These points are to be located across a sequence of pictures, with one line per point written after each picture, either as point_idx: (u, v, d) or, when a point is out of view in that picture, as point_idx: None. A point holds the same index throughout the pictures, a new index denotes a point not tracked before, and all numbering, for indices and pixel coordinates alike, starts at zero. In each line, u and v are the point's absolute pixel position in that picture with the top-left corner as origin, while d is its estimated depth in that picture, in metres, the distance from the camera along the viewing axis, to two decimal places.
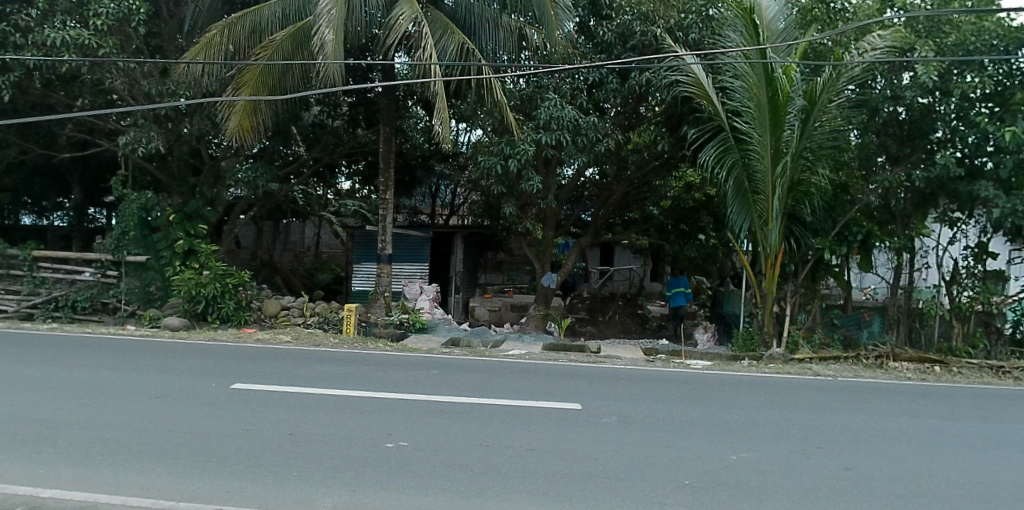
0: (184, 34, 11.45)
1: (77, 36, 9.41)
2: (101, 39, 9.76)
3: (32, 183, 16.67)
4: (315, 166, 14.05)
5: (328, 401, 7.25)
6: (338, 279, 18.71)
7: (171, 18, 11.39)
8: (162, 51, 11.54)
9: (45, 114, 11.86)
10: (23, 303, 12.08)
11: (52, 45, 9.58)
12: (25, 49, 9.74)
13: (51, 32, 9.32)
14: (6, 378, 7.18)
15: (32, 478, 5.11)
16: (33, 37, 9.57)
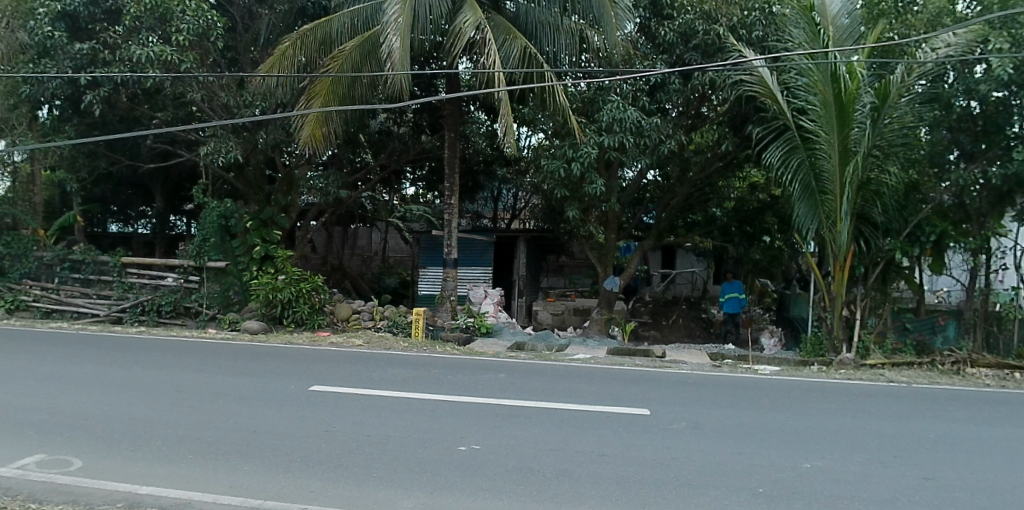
0: (258, 47, 11.84)
1: (162, 53, 9.85)
2: (183, 54, 10.17)
3: (120, 194, 17.57)
4: (381, 173, 14.35)
5: (402, 404, 7.37)
6: (404, 283, 19.11)
7: (246, 32, 11.76)
8: (237, 63, 11.92)
9: (130, 128, 12.48)
10: (113, 307, 12.83)
11: (138, 61, 10.06)
12: (115, 65, 10.29)
13: (138, 49, 9.79)
14: (107, 378, 7.60)
15: (129, 475, 5.42)
16: (122, 53, 10.07)
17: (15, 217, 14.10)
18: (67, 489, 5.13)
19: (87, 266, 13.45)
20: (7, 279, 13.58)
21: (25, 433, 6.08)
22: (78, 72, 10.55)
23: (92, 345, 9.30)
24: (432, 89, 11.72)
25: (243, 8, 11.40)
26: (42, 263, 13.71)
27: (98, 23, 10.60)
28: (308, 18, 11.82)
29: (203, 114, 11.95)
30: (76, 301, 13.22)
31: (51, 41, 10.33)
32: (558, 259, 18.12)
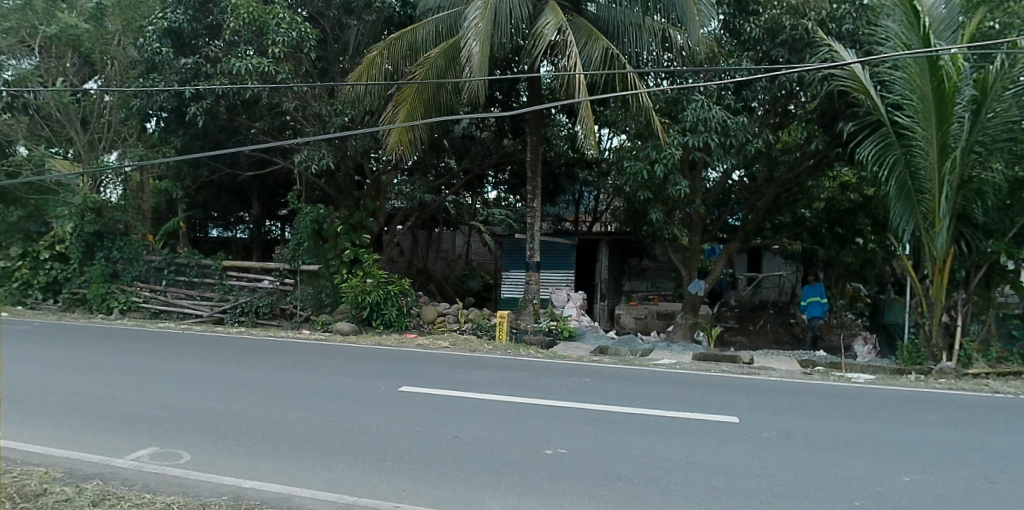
0: (347, 57, 12.14)
1: (259, 65, 10.30)
2: (278, 66, 10.61)
3: (220, 200, 18.30)
4: (465, 177, 14.55)
5: (490, 406, 7.41)
6: (488, 286, 19.30)
7: (336, 43, 12.14)
8: (328, 73, 12.19)
9: (229, 138, 13.14)
10: (215, 308, 13.54)
11: (237, 73, 10.54)
12: (216, 78, 10.84)
13: (237, 62, 10.27)
14: (216, 376, 7.98)
15: (233, 469, 5.65)
16: (223, 67, 10.59)
17: (127, 223, 15.15)
18: (178, 481, 5.40)
19: (191, 269, 14.22)
20: (120, 281, 14.68)
21: (139, 426, 6.45)
22: (183, 86, 11.17)
23: (193, 344, 9.83)
24: (514, 94, 11.83)
25: (334, 19, 11.79)
26: (151, 266, 14.61)
27: (200, 38, 11.26)
28: (395, 27, 12.09)
29: (296, 123, 12.43)
30: (181, 303, 14.02)
31: (159, 57, 10.97)
32: (641, 262, 17.73)
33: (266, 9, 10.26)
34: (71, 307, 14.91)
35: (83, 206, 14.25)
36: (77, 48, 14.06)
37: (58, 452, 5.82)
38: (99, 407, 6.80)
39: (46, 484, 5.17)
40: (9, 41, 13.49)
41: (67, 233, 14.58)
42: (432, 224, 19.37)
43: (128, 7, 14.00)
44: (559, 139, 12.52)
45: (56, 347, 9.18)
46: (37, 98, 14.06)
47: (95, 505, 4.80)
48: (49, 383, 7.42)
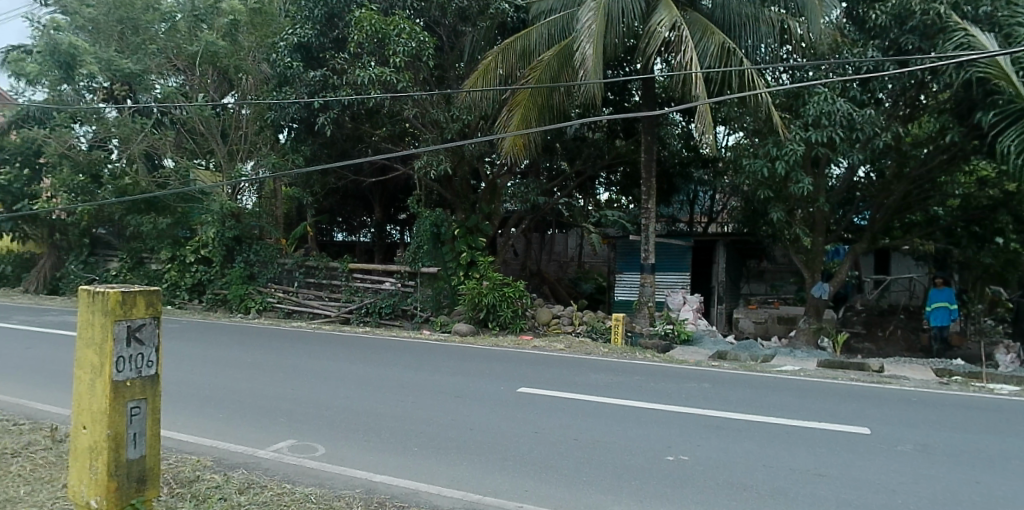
0: (463, 63, 12.42)
1: (381, 74, 10.71)
2: (399, 75, 10.98)
3: (346, 205, 19.31)
4: (578, 179, 14.53)
5: (606, 409, 7.32)
6: (600, 288, 19.08)
7: (452, 50, 12.41)
8: (444, 81, 12.65)
9: (352, 145, 13.82)
10: (342, 309, 14.16)
11: (362, 83, 11.02)
12: (342, 89, 11.37)
13: (361, 73, 10.73)
14: (349, 374, 8.30)
15: (364, 463, 5.86)
16: (349, 78, 11.10)
17: (262, 228, 16.20)
18: (314, 472, 5.64)
19: (320, 272, 14.86)
20: (257, 283, 15.51)
21: (277, 420, 6.79)
22: (312, 97, 11.84)
23: (321, 343, 10.31)
24: (626, 93, 11.76)
25: (449, 27, 12.07)
26: (283, 268, 15.40)
27: (327, 51, 11.79)
28: (508, 32, 12.24)
29: (414, 130, 12.85)
30: (312, 303, 14.73)
31: (291, 71, 11.74)
32: (760, 264, 16.69)
33: (388, 21, 10.61)
34: (213, 307, 15.84)
35: (222, 211, 15.27)
36: (217, 65, 15.11)
37: (208, 441, 6.23)
38: (241, 401, 7.23)
39: (198, 471, 5.55)
40: (159, 62, 15.03)
41: (210, 238, 15.60)
42: (545, 226, 19.39)
43: (259, 22, 14.93)
44: (673, 138, 12.40)
45: (201, 344, 9.89)
46: (183, 113, 15.50)
47: (241, 492, 5.09)
48: (198, 379, 7.96)
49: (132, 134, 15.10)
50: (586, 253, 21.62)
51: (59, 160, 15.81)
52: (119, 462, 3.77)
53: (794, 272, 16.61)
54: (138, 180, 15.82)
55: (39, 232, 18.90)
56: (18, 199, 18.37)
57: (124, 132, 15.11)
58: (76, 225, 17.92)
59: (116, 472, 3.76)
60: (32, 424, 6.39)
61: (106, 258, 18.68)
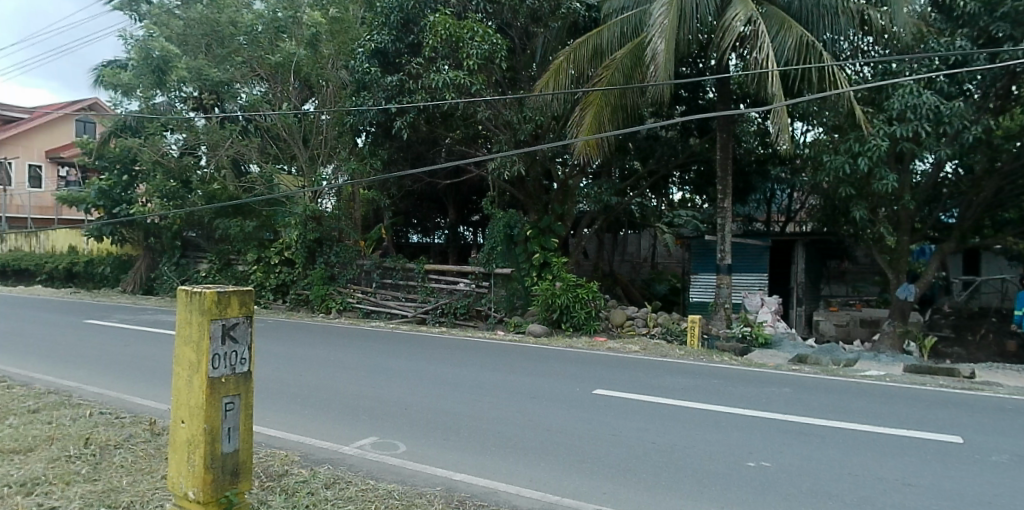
0: (535, 64, 12.46)
1: (456, 77, 10.87)
2: (473, 78, 11.11)
3: (420, 207, 19.63)
4: (651, 179, 14.36)
5: (685, 413, 7.20)
6: (674, 290, 18.81)
7: (524, 51, 12.51)
8: (517, 83, 12.75)
9: (426, 149, 14.24)
10: (418, 310, 14.32)
11: (437, 87, 11.20)
12: (418, 93, 11.59)
13: (436, 77, 10.90)
14: (429, 374, 8.41)
15: (444, 461, 5.94)
16: (425, 83, 11.30)
17: (342, 230, 16.29)
18: (396, 470, 5.74)
19: (397, 272, 15.16)
20: (337, 284, 15.93)
21: (358, 417, 6.97)
22: (389, 102, 12.08)
23: (401, 342, 10.54)
24: (700, 91, 11.67)
25: (521, 29, 12.16)
26: (363, 269, 15.76)
27: (403, 56, 12.04)
28: (580, 32, 12.22)
29: (486, 132, 12.94)
30: (389, 303, 14.94)
31: (369, 77, 12.05)
32: (840, 265, 16.26)
33: (461, 24, 10.76)
34: (296, 307, 16.46)
35: (304, 214, 15.63)
36: (299, 73, 15.42)
37: (295, 437, 6.43)
38: (325, 398, 7.43)
39: (286, 466, 5.73)
40: (244, 72, 15.70)
41: (293, 240, 16.18)
42: (616, 227, 19.28)
43: (339, 30, 14.90)
44: (749, 135, 12.14)
45: (287, 342, 10.24)
46: (267, 120, 15.86)
47: (327, 488, 5.23)
48: (285, 376, 8.25)
49: (219, 140, 15.85)
50: (659, 255, 21.55)
51: (154, 167, 17.00)
52: (215, 455, 3.92)
53: (877, 273, 15.97)
54: (226, 186, 16.89)
55: (136, 234, 20.22)
56: (116, 202, 19.46)
57: (213, 139, 15.91)
58: (169, 228, 18.88)
59: (212, 465, 3.91)
60: (132, 417, 6.74)
61: (196, 259, 19.54)
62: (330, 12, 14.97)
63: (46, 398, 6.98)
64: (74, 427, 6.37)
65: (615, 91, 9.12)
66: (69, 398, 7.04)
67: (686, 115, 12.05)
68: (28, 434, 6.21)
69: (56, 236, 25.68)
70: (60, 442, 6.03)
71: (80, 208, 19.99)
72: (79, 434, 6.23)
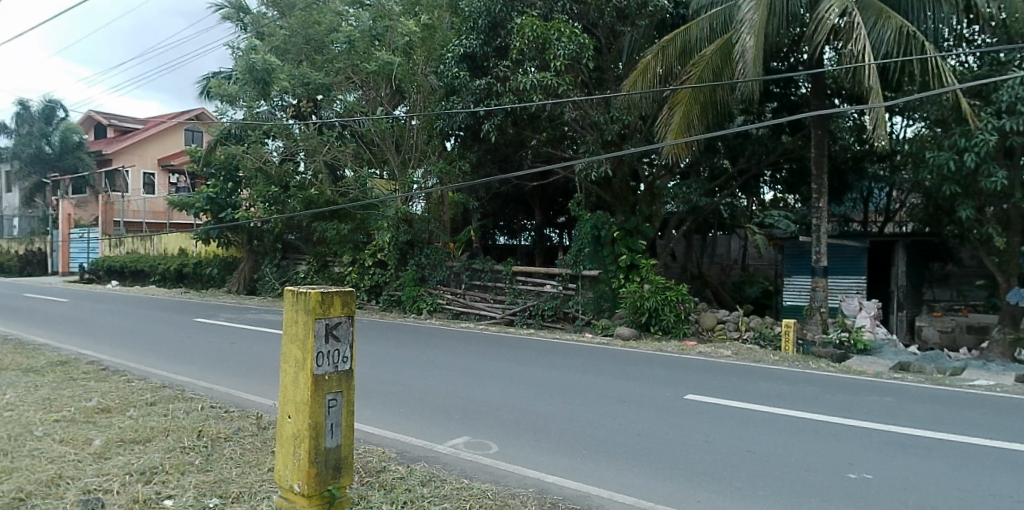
0: (622, 62, 12.42)
1: (543, 79, 10.93)
2: (560, 78, 11.16)
3: (506, 209, 19.62)
4: (741, 178, 14.25)
5: (780, 421, 6.97)
6: (767, 293, 18.24)
7: (610, 50, 12.52)
8: (603, 82, 12.66)
9: (514, 152, 14.44)
10: (506, 311, 14.56)
11: (524, 90, 11.30)
12: (506, 96, 11.72)
13: (524, 79, 11.04)
14: (519, 376, 8.49)
15: (535, 463, 5.98)
16: (512, 85, 11.43)
17: (432, 232, 16.65)
18: (489, 470, 5.81)
19: (485, 274, 15.35)
20: (428, 285, 16.23)
21: (451, 417, 7.10)
22: (478, 105, 12.28)
23: (489, 343, 10.69)
24: (792, 85, 11.75)
25: (607, 28, 12.14)
26: (452, 271, 16.02)
27: (490, 60, 12.15)
28: (668, 28, 12.12)
29: (572, 132, 13.00)
30: (478, 305, 15.17)
31: (458, 81, 12.15)
32: (944, 267, 15.46)
33: (548, 25, 10.86)
34: (388, 308, 16.86)
35: (396, 216, 15.97)
36: (392, 80, 15.92)
37: (391, 434, 6.61)
38: (419, 398, 7.62)
39: (384, 462, 5.89)
40: (341, 79, 16.27)
41: (386, 242, 16.71)
42: (706, 228, 19.09)
43: (427, 37, 15.16)
44: (844, 131, 12.29)
45: (388, 342, 10.56)
46: (361, 125, 16.46)
47: (424, 485, 5.34)
48: (383, 376, 8.47)
49: (317, 146, 16.46)
50: (750, 255, 20.61)
51: (256, 175, 17.79)
52: (319, 450, 4.07)
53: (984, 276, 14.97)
54: (324, 190, 17.32)
55: (240, 238, 21.12)
56: (222, 207, 20.82)
57: (311, 145, 16.50)
58: (270, 232, 19.86)
59: (316, 459, 4.06)
60: (240, 411, 7.06)
61: (295, 262, 20.35)
62: (422, 19, 15.12)
63: (163, 392, 7.43)
64: (188, 420, 6.73)
65: (704, 89, 8.99)
66: (182, 392, 7.46)
67: (778, 112, 11.86)
68: (146, 425, 6.61)
69: (167, 240, 27.57)
70: (176, 434, 6.40)
71: (190, 212, 21.27)
72: (192, 426, 6.59)
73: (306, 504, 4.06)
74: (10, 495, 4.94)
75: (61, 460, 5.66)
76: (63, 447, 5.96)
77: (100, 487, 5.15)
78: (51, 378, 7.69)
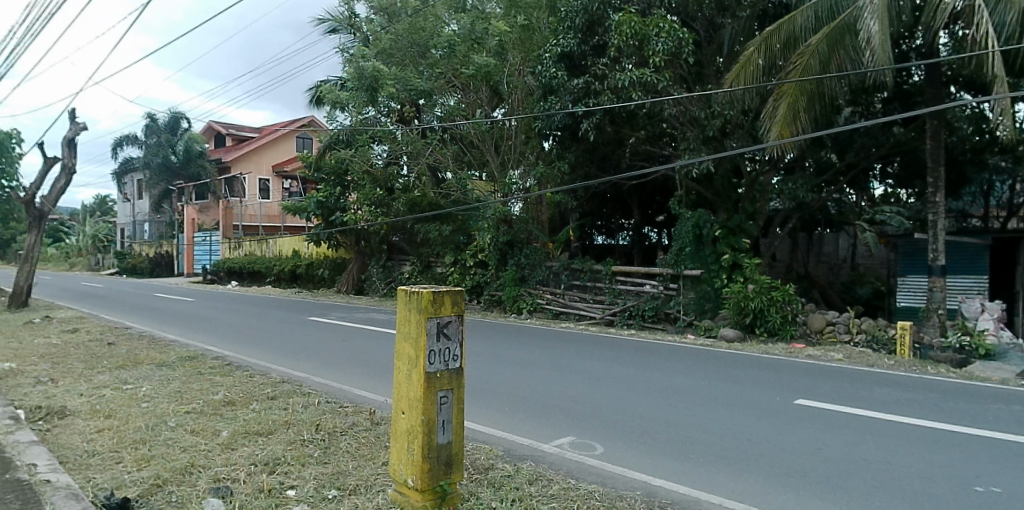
0: (723, 56, 12.49)
1: (641, 75, 10.95)
2: (659, 75, 11.12)
3: (605, 209, 19.42)
4: (849, 173, 13.95)
5: (898, 430, 6.67)
6: (879, 294, 17.92)
7: (710, 43, 12.46)
8: (702, 77, 12.77)
9: (611, 150, 14.41)
10: (606, 311, 14.51)
11: (623, 87, 11.34)
12: (604, 94, 11.73)
13: (622, 76, 11.07)
14: (623, 378, 8.51)
15: (642, 466, 5.92)
16: (610, 83, 11.48)
17: (531, 232, 17.02)
18: (595, 471, 5.81)
19: (585, 274, 15.36)
20: (528, 285, 16.40)
21: (557, 417, 7.17)
22: (576, 104, 12.19)
23: (588, 344, 10.77)
24: (904, 74, 11.51)
25: (707, 22, 12.09)
26: (551, 271, 16.11)
27: (588, 58, 12.11)
28: (769, 19, 11.90)
29: (672, 129, 12.96)
30: (578, 305, 15.21)
31: (556, 81, 12.19)
32: None
33: (647, 22, 10.83)
34: (490, 307, 17.17)
35: (496, 217, 16.38)
36: (491, 82, 16.25)
37: (498, 433, 6.74)
38: (524, 397, 7.77)
39: (491, 460, 5.98)
40: (441, 83, 16.80)
41: (486, 243, 16.99)
42: (813, 225, 18.84)
43: (525, 38, 15.40)
44: (963, 122, 12.01)
45: (496, 342, 10.82)
46: (461, 128, 16.94)
47: (531, 484, 5.41)
48: (490, 377, 8.68)
49: (421, 150, 16.98)
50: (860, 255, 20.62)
51: (364, 178, 18.75)
52: (431, 446, 4.19)
53: None
54: (426, 192, 17.60)
55: (348, 240, 22.04)
56: (332, 211, 21.68)
57: (415, 149, 16.95)
58: (376, 234, 20.66)
59: (429, 455, 4.19)
60: (354, 407, 7.37)
61: (400, 262, 21.38)
62: (518, 20, 15.34)
63: (282, 387, 7.85)
64: (306, 413, 7.07)
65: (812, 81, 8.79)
66: (300, 387, 7.87)
67: (889, 103, 11.79)
68: (268, 418, 6.95)
69: (281, 242, 28.77)
70: (296, 427, 6.70)
71: (302, 216, 22.40)
72: (310, 420, 6.89)
73: (420, 498, 4.20)
74: (149, 481, 5.22)
75: (193, 449, 6.00)
76: (194, 437, 6.34)
77: (228, 476, 5.39)
78: (182, 372, 8.29)
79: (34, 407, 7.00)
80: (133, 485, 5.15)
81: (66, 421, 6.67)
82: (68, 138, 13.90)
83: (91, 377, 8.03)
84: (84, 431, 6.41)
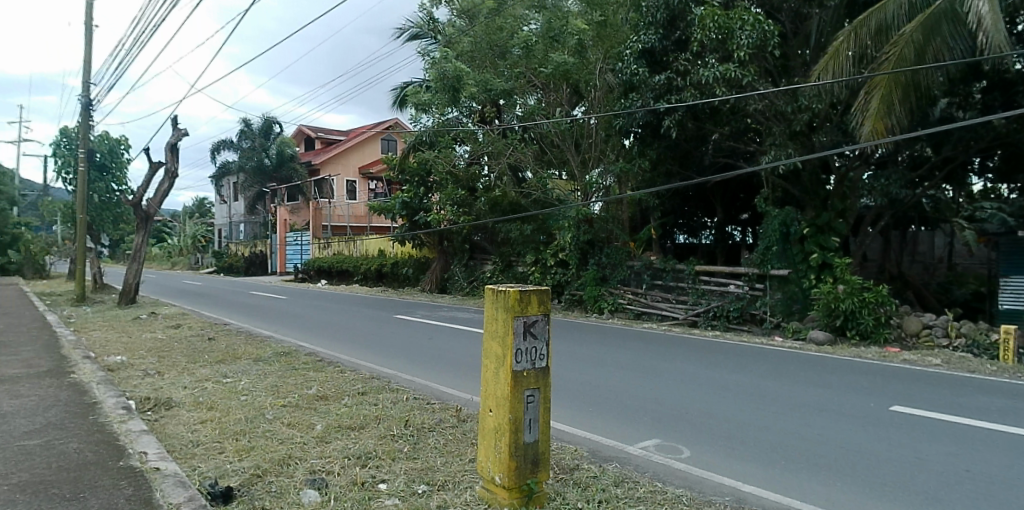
0: (810, 49, 12.34)
1: (726, 71, 10.84)
2: (744, 70, 10.94)
3: (689, 208, 18.85)
4: (945, 167, 13.47)
5: (1001, 440, 6.36)
6: (979, 296, 17.18)
7: (797, 35, 12.47)
8: (788, 70, 12.61)
9: (694, 148, 14.03)
10: (688, 311, 14.35)
11: (706, 83, 11.23)
12: (686, 90, 11.60)
13: (706, 73, 10.99)
14: (708, 380, 8.47)
15: (731, 472, 5.83)
16: (692, 79, 11.36)
17: (611, 231, 17.07)
18: (683, 475, 5.76)
19: (667, 274, 15.24)
20: (609, 284, 16.40)
21: (642, 420, 7.17)
22: (658, 101, 12.10)
23: (671, 345, 10.73)
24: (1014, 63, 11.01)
25: (792, 12, 12.16)
26: (632, 270, 16.03)
27: (669, 54, 12.03)
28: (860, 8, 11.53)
29: (757, 125, 12.67)
30: (660, 305, 15.11)
31: (636, 77, 12.18)
32: None
33: (731, 15, 10.86)
34: (570, 307, 17.33)
35: (578, 217, 16.46)
36: (569, 80, 16.36)
37: (582, 433, 6.80)
38: (608, 398, 7.82)
39: (576, 460, 6.01)
40: (520, 83, 16.93)
41: (567, 242, 17.13)
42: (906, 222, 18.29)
43: (604, 34, 15.41)
44: None
45: (580, 342, 10.90)
46: (541, 127, 17.06)
47: (617, 485, 5.38)
48: (576, 378, 8.78)
49: (503, 149, 16.99)
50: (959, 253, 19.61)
51: (447, 178, 19.27)
52: (518, 444, 4.26)
53: None
54: (507, 191, 18.17)
55: (432, 239, 22.53)
56: (416, 211, 22.01)
57: (497, 149, 17.06)
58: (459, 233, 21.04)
59: (515, 453, 4.26)
60: (441, 404, 7.54)
61: (482, 261, 21.64)
62: (593, 16, 15.48)
63: (372, 383, 8.12)
64: (395, 409, 7.28)
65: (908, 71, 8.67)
66: (389, 383, 8.13)
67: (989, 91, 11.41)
68: (359, 413, 7.19)
69: (368, 242, 29.53)
70: (385, 422, 6.89)
71: (386, 216, 23.05)
72: (399, 415, 7.08)
73: (506, 496, 4.28)
74: (249, 472, 5.45)
75: (290, 442, 6.26)
76: (290, 430, 6.61)
77: (324, 468, 5.57)
78: (277, 368, 8.69)
79: (143, 397, 7.45)
80: (235, 475, 5.38)
81: (172, 412, 7.07)
82: (171, 143, 14.59)
83: (194, 371, 8.54)
84: (188, 422, 6.77)
